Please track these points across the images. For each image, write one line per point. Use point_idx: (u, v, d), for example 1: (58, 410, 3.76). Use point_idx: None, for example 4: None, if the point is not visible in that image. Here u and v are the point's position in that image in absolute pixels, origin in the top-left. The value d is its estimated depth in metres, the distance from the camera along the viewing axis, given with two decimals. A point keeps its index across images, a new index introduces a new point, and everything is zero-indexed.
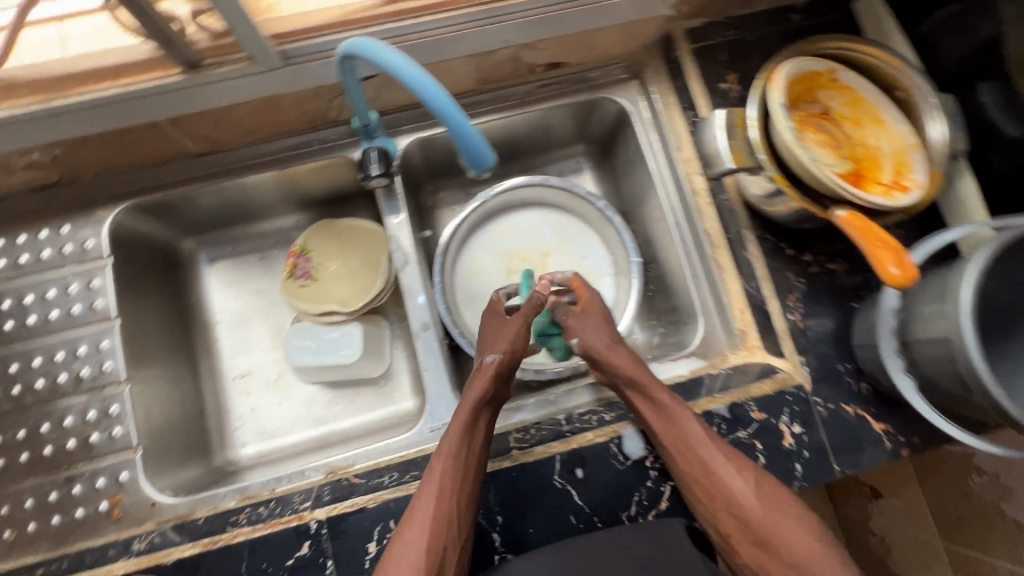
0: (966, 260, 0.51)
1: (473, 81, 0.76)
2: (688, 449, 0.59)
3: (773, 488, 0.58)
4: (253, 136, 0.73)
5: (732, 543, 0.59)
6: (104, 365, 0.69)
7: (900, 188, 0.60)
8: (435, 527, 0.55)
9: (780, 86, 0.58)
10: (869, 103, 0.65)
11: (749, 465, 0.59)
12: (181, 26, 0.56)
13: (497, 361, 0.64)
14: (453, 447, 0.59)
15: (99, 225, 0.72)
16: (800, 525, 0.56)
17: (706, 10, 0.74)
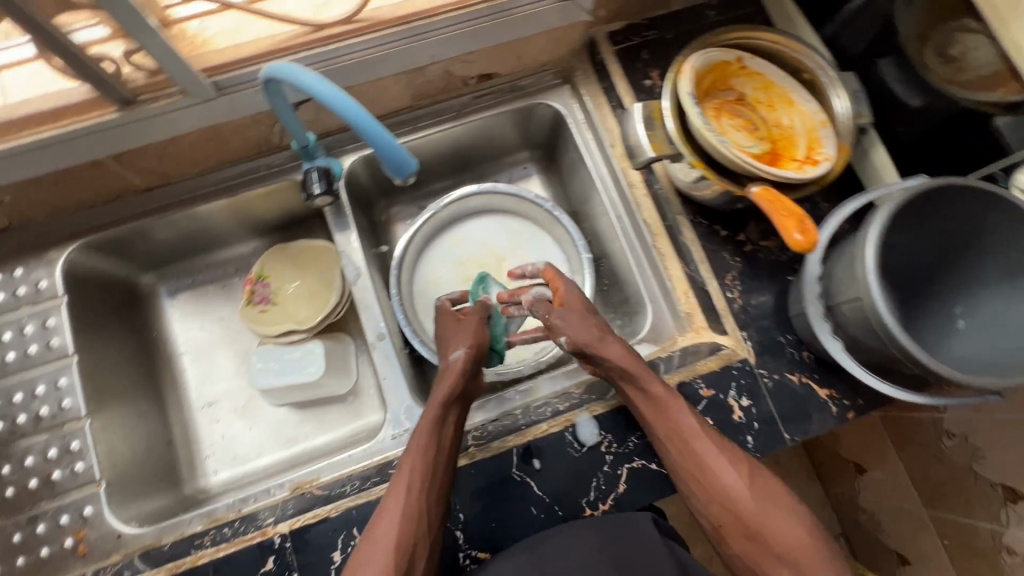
0: (865, 225, 0.55)
1: (410, 97, 0.79)
2: (681, 441, 0.60)
3: (765, 482, 0.58)
4: (199, 167, 0.76)
5: (724, 536, 0.57)
6: (63, 402, 0.70)
7: (812, 162, 0.64)
8: (403, 526, 0.52)
9: (687, 76, 0.63)
10: (779, 87, 0.69)
11: (743, 457, 0.59)
12: (114, 66, 0.58)
13: (463, 357, 0.62)
14: (424, 441, 0.57)
15: (52, 266, 0.73)
16: (792, 517, 0.55)
17: (624, 13, 0.78)
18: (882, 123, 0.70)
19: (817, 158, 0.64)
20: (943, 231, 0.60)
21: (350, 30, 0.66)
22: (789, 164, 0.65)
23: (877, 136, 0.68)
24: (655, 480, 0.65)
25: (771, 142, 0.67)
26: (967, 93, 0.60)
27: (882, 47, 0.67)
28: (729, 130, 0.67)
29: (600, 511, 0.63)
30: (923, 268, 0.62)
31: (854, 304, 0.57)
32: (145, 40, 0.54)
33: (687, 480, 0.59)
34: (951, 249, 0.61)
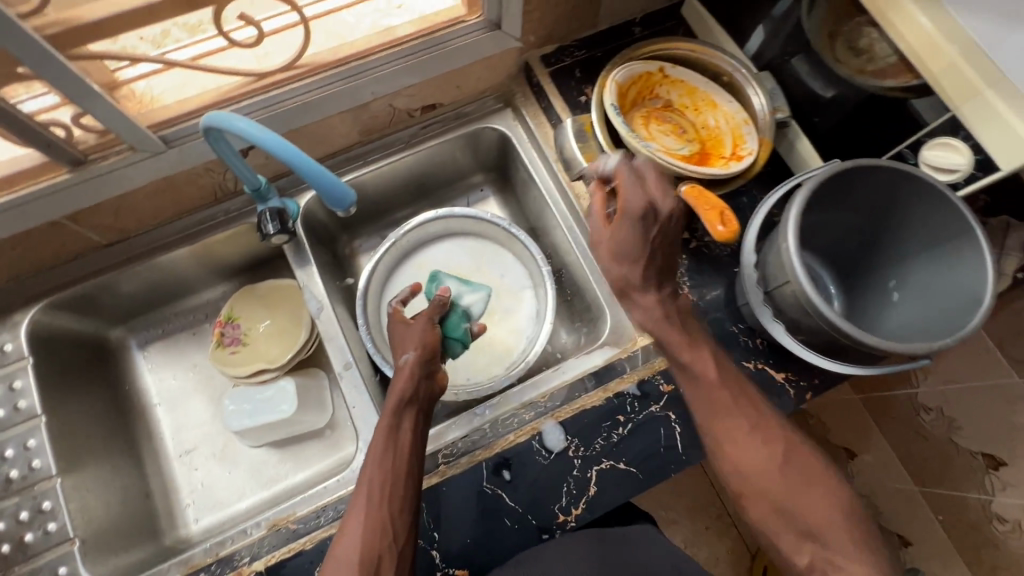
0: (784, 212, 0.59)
1: (358, 133, 0.82)
2: (713, 414, 0.58)
3: (799, 460, 0.55)
4: (158, 218, 0.78)
5: (744, 504, 0.55)
6: (33, 463, 0.70)
7: (736, 159, 0.70)
8: (365, 537, 0.53)
9: (610, 91, 0.69)
10: (701, 91, 0.74)
11: (780, 433, 0.56)
12: (63, 131, 0.61)
13: (411, 359, 0.63)
14: (380, 451, 0.58)
15: (16, 328, 0.74)
16: (822, 494, 0.53)
17: (554, 37, 0.83)
18: (803, 115, 0.73)
19: (741, 155, 0.70)
20: (866, 211, 0.63)
21: (293, 75, 0.69)
22: (717, 162, 0.71)
23: (799, 126, 0.73)
24: (624, 479, 0.66)
25: (699, 143, 0.72)
26: (875, 78, 0.62)
27: (791, 46, 0.71)
28: (660, 135, 0.72)
29: (573, 516, 0.65)
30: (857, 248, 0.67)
31: (788, 287, 0.60)
32: (88, 103, 0.57)
33: (716, 451, 0.57)
34: (877, 226, 0.64)
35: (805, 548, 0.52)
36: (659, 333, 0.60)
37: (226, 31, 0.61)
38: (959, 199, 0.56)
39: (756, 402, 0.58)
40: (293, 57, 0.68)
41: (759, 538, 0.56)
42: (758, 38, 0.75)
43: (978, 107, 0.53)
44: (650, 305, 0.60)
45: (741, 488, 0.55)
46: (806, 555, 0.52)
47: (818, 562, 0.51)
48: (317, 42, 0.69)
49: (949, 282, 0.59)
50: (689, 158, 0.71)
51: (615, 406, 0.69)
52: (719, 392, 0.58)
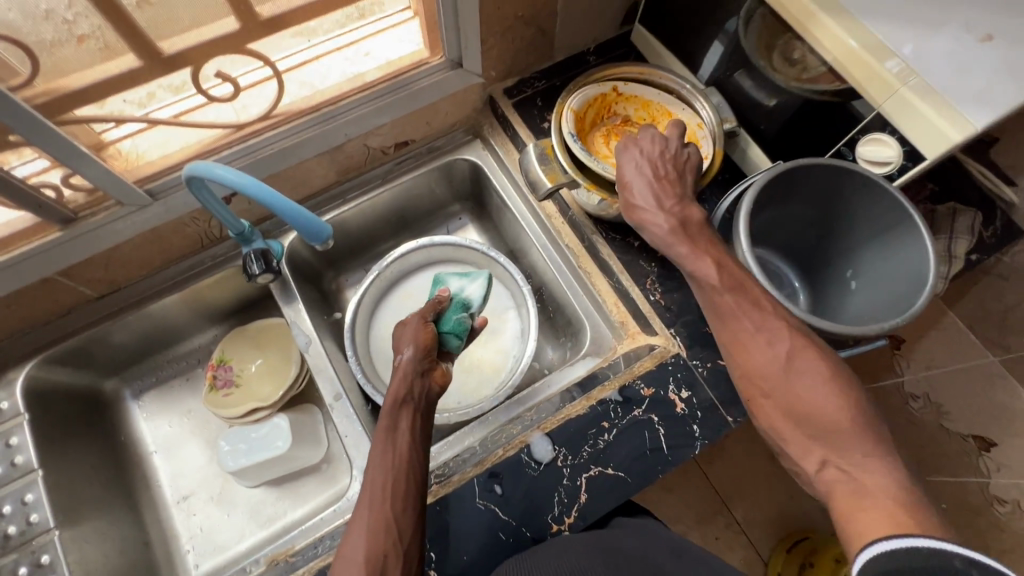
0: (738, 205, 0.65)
1: (336, 173, 0.86)
2: (717, 313, 0.59)
3: (805, 359, 0.53)
4: (147, 268, 0.81)
5: (757, 408, 0.55)
6: (31, 517, 0.71)
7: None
8: (370, 538, 0.51)
9: (565, 118, 0.74)
10: (658, 104, 0.79)
11: (786, 332, 0.55)
12: (54, 191, 0.64)
13: (408, 357, 0.65)
14: (378, 452, 0.57)
15: (12, 385, 0.76)
16: (828, 390, 0.51)
17: (514, 71, 0.89)
18: (750, 124, 0.79)
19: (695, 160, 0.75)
20: (817, 203, 0.68)
21: (270, 123, 0.74)
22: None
23: (749, 135, 0.79)
24: (614, 484, 0.68)
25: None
26: (809, 84, 0.66)
27: (732, 63, 0.76)
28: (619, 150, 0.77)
29: (567, 525, 0.66)
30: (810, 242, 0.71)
31: None
32: (78, 164, 0.61)
33: (730, 354, 0.58)
34: (828, 217, 0.69)
35: (811, 455, 0.50)
36: (671, 242, 0.62)
37: (205, 90, 0.65)
38: (896, 189, 0.61)
39: (762, 301, 0.57)
40: (268, 108, 0.72)
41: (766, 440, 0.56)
42: (707, 65, 0.80)
43: (895, 103, 0.57)
44: (663, 217, 0.63)
45: (752, 392, 0.55)
46: (814, 457, 0.50)
47: (829, 467, 0.48)
48: (292, 92, 0.73)
49: (899, 264, 0.63)
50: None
51: (600, 413, 0.71)
52: (725, 297, 0.58)
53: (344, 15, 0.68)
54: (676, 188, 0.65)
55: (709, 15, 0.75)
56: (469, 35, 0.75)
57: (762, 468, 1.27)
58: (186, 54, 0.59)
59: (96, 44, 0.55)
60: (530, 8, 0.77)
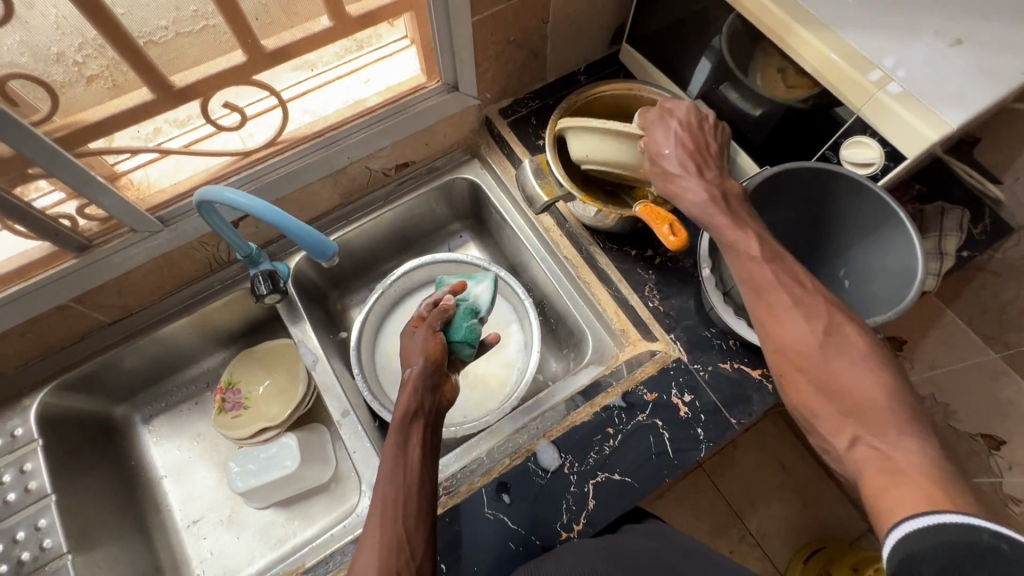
0: None
1: (339, 196, 0.89)
2: (755, 288, 0.57)
3: (843, 333, 0.52)
4: (157, 292, 0.83)
5: (787, 385, 0.54)
6: (44, 542, 0.72)
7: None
8: (383, 557, 0.52)
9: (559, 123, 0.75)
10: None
11: (824, 308, 0.53)
12: (69, 221, 0.67)
13: (415, 371, 0.65)
14: (389, 468, 0.57)
15: (27, 412, 0.78)
16: (868, 369, 0.49)
17: (508, 91, 0.93)
18: (738, 133, 0.82)
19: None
20: (806, 205, 0.70)
21: (275, 149, 0.77)
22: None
23: (737, 143, 0.82)
24: (620, 490, 0.68)
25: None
26: (792, 96, 0.70)
27: (716, 77, 0.79)
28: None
29: (575, 531, 0.66)
30: (802, 241, 0.73)
31: None
32: (94, 193, 0.64)
33: (762, 324, 0.56)
34: (818, 218, 0.71)
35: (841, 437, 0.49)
36: (707, 211, 0.61)
37: (214, 120, 0.69)
38: (880, 188, 0.63)
39: (801, 276, 0.56)
40: (274, 135, 0.75)
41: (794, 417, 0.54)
42: (694, 82, 0.84)
43: (872, 107, 0.60)
44: (701, 185, 0.62)
45: (784, 367, 0.54)
46: (846, 435, 0.48)
47: (861, 444, 0.48)
48: (296, 120, 0.76)
49: (890, 260, 0.65)
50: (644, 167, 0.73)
51: (604, 420, 0.72)
52: (763, 269, 0.57)
53: (343, 48, 0.72)
54: (707, 159, 0.64)
55: (693, 32, 0.79)
56: (465, 59, 0.79)
57: (773, 476, 1.27)
58: (196, 87, 0.63)
59: (105, 83, 0.58)
60: (521, 32, 0.81)
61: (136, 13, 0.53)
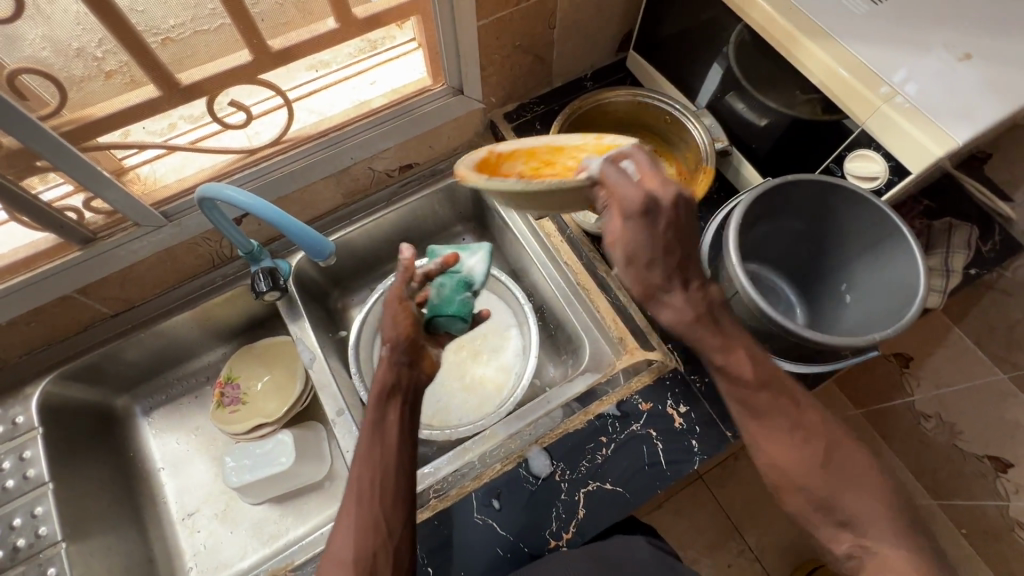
0: (731, 218, 0.66)
1: (343, 196, 0.90)
2: (751, 409, 0.59)
3: (840, 453, 0.57)
4: (161, 286, 0.84)
5: (785, 497, 0.58)
6: (40, 530, 0.73)
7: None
8: (359, 534, 0.56)
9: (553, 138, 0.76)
10: (542, 145, 0.68)
11: (820, 432, 0.58)
12: (75, 214, 0.68)
13: (389, 351, 0.62)
14: (367, 446, 0.59)
15: (28, 400, 0.79)
16: (862, 481, 0.56)
17: (514, 96, 0.93)
18: (743, 144, 0.81)
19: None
20: (807, 217, 0.69)
21: (278, 149, 0.78)
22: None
23: (741, 154, 0.82)
24: (612, 499, 0.68)
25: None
26: (798, 109, 0.69)
27: (723, 86, 0.79)
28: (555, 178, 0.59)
29: (565, 540, 0.66)
30: (804, 257, 0.74)
31: (738, 296, 0.65)
32: (99, 188, 0.65)
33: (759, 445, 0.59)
34: (819, 231, 0.70)
35: (841, 537, 0.55)
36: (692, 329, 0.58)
37: (220, 118, 0.70)
38: (882, 203, 0.62)
39: (796, 397, 0.59)
40: (279, 134, 0.76)
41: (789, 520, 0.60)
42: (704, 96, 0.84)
43: (879, 121, 0.59)
44: (680, 304, 0.58)
45: (781, 483, 0.58)
46: (845, 543, 0.54)
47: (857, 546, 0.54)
48: (301, 120, 0.78)
49: (892, 277, 0.64)
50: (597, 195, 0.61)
51: (598, 428, 0.71)
52: (760, 395, 0.59)
53: (357, 48, 0.74)
54: (689, 269, 0.57)
55: (701, 41, 0.79)
56: (469, 64, 0.79)
57: None
58: (203, 84, 0.63)
59: (123, 78, 0.59)
60: (528, 37, 0.81)
61: (149, 12, 0.54)
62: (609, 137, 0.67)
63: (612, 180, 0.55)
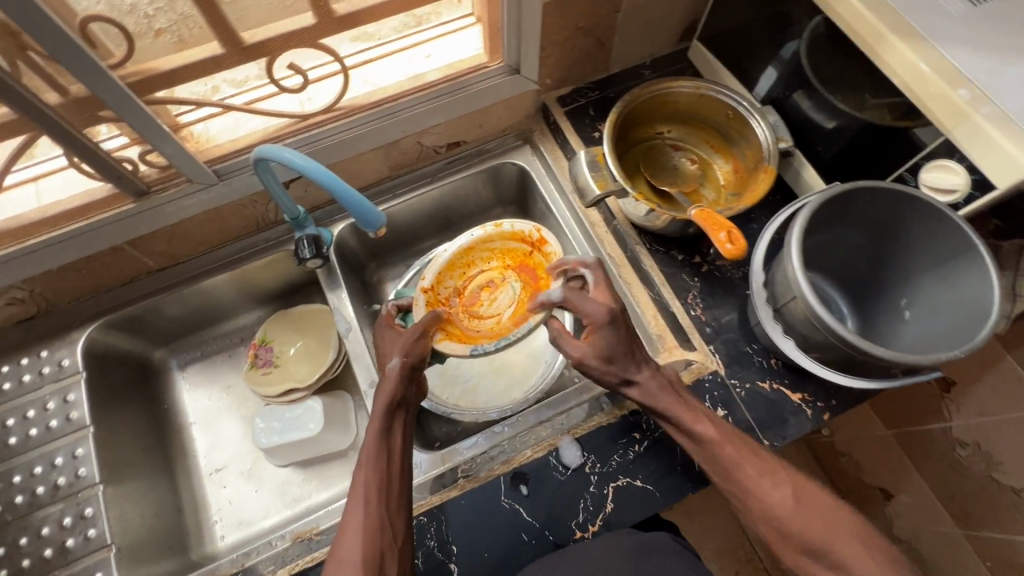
0: (788, 233, 0.63)
1: (388, 168, 0.89)
2: (718, 464, 0.61)
3: (808, 494, 0.58)
4: (206, 245, 0.85)
5: (779, 548, 0.59)
6: (79, 471, 0.75)
7: (547, 246, 0.77)
8: (366, 537, 0.57)
9: (610, 125, 0.73)
10: (455, 255, 0.80)
11: (787, 475, 0.60)
12: (131, 165, 0.69)
13: (400, 365, 0.66)
14: (373, 453, 0.62)
15: (74, 345, 0.81)
16: (843, 515, 0.57)
17: (569, 80, 0.91)
18: (807, 145, 0.78)
19: (548, 246, 0.77)
20: (870, 229, 0.67)
21: (331, 116, 0.77)
22: (543, 265, 0.77)
23: (803, 156, 0.79)
24: (640, 496, 0.67)
25: (512, 269, 0.81)
26: (875, 111, 0.66)
27: (792, 82, 0.76)
28: (496, 298, 0.81)
29: (590, 532, 0.66)
30: (864, 269, 0.71)
31: (796, 303, 0.63)
32: (158, 141, 0.65)
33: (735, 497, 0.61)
34: (880, 245, 0.68)
35: None
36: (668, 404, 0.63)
37: (278, 80, 0.69)
38: (959, 217, 0.58)
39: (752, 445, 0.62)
40: (332, 101, 0.75)
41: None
42: (765, 84, 0.81)
43: (968, 131, 0.55)
44: (647, 379, 0.64)
45: (772, 536, 0.59)
46: None
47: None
48: (355, 88, 0.77)
49: (964, 299, 0.61)
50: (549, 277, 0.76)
51: (631, 424, 0.71)
52: (726, 449, 0.61)
53: (402, 21, 0.72)
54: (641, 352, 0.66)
55: (773, 34, 0.76)
56: (530, 42, 0.77)
57: None
58: (266, 45, 0.63)
59: (172, 37, 0.59)
60: (591, 18, 0.79)
61: None
62: (508, 224, 0.79)
63: (576, 303, 0.64)
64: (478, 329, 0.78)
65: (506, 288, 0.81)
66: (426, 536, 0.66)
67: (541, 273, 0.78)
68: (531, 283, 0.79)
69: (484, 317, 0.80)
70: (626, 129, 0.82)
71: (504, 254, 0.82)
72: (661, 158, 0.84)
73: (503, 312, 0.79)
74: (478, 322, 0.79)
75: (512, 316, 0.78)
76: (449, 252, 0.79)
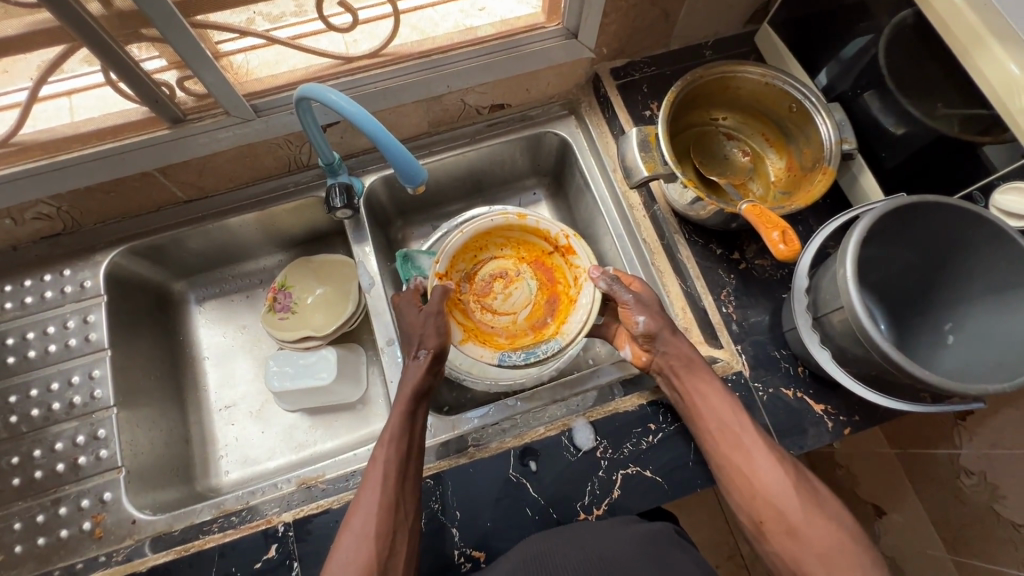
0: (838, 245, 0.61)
1: (426, 124, 0.86)
2: (734, 440, 0.62)
3: (808, 479, 0.61)
4: (235, 182, 0.84)
5: (767, 532, 0.59)
6: (95, 392, 0.75)
7: (574, 255, 0.77)
8: (382, 511, 0.58)
9: (667, 106, 0.69)
10: (469, 239, 0.78)
11: (790, 458, 0.62)
12: (168, 89, 0.66)
13: (430, 357, 0.67)
14: (396, 433, 0.63)
15: (97, 267, 0.81)
16: (836, 512, 0.59)
17: (626, 51, 0.87)
18: (870, 150, 0.74)
19: (575, 256, 0.77)
20: (920, 249, 0.65)
21: (377, 62, 0.74)
22: (564, 271, 0.79)
23: (865, 161, 0.75)
24: (649, 486, 0.67)
25: (528, 263, 0.81)
26: (949, 122, 0.63)
27: (864, 80, 0.72)
28: (511, 293, 0.80)
29: (594, 515, 0.66)
30: (910, 288, 0.68)
31: (840, 314, 0.61)
32: (198, 67, 0.63)
33: (729, 490, 0.62)
34: (932, 264, 0.65)
35: None
36: (696, 367, 0.66)
37: (327, 16, 0.66)
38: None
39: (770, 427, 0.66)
40: (379, 46, 0.72)
41: (768, 562, 0.60)
42: (827, 72, 0.78)
43: None
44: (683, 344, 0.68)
45: (765, 516, 0.60)
46: None
47: None
48: (403, 35, 0.73)
49: (1013, 330, 0.59)
50: (570, 286, 0.78)
51: (648, 414, 0.70)
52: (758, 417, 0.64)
53: None
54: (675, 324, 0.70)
55: (852, 25, 0.71)
56: (592, 7, 0.73)
57: None
58: None
59: None
60: None
61: None
62: (534, 219, 0.78)
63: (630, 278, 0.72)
64: (493, 325, 0.78)
65: (521, 285, 0.80)
66: (431, 499, 0.67)
67: (558, 277, 0.80)
68: (548, 285, 0.80)
69: (498, 312, 0.79)
70: (681, 110, 0.78)
71: (519, 245, 0.81)
72: (713, 145, 0.81)
73: (519, 311, 0.79)
74: (492, 317, 0.79)
75: (529, 318, 0.79)
76: (464, 235, 0.77)
